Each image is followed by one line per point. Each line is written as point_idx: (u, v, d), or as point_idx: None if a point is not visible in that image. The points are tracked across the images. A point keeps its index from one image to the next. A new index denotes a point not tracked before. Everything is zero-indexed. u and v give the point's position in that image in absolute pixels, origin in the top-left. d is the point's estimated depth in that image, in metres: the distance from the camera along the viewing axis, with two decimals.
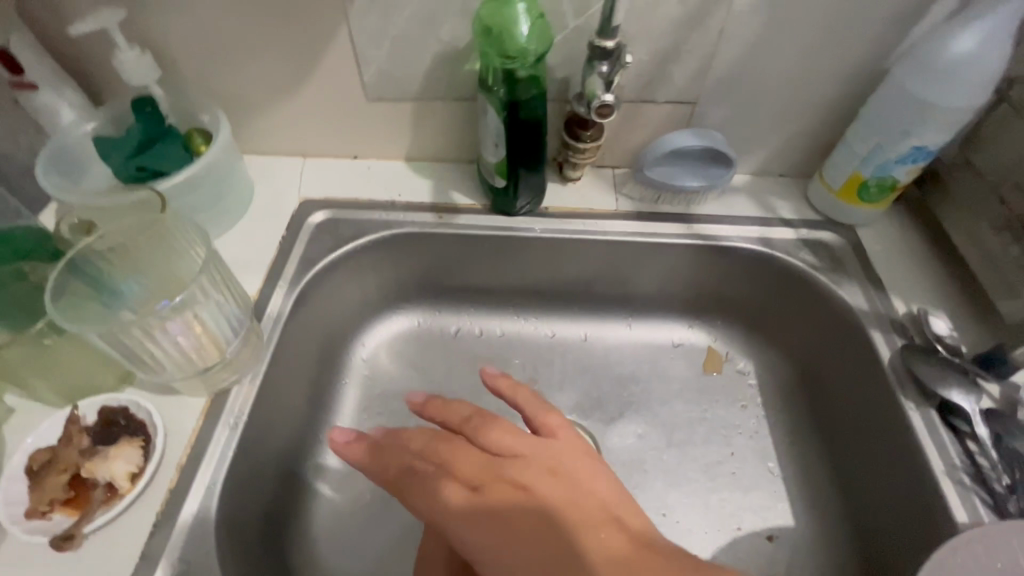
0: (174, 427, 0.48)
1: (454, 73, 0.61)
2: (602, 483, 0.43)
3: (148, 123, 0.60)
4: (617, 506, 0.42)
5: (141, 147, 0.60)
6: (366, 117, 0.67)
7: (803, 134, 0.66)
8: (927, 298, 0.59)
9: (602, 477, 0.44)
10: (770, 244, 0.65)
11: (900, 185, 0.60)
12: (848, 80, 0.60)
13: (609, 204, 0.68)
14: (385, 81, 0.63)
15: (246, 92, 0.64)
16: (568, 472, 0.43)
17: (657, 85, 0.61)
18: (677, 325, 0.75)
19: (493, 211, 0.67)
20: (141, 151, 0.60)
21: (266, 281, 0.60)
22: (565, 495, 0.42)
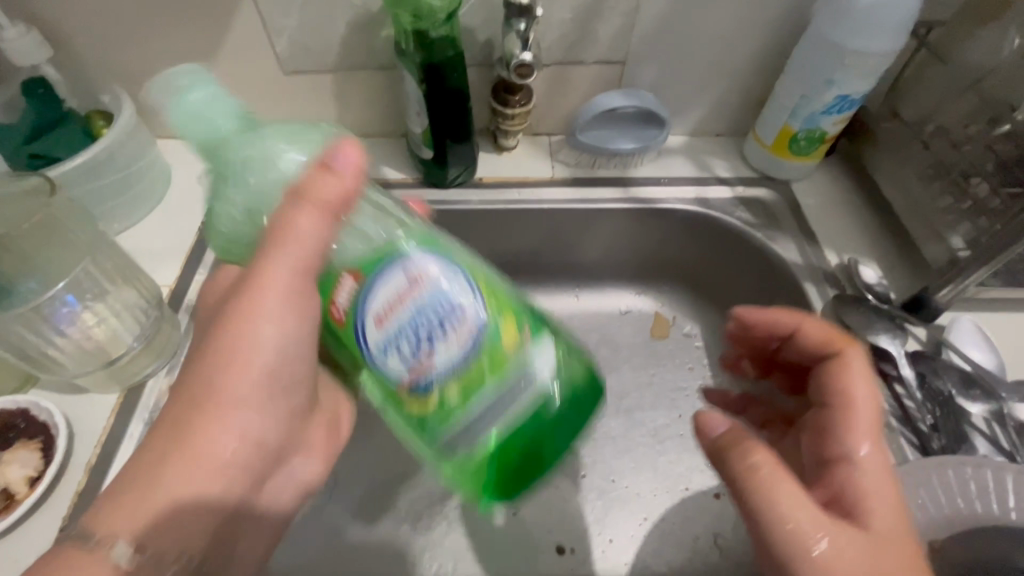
0: (83, 427, 0.45)
1: (372, 40, 0.58)
2: (875, 475, 0.35)
3: (43, 105, 0.55)
4: (859, 429, 0.37)
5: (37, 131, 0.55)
6: (284, 92, 0.64)
7: (735, 91, 0.65)
8: (859, 248, 0.60)
9: (863, 394, 0.39)
10: (707, 203, 0.65)
11: (829, 137, 0.60)
12: (773, 33, 0.59)
13: (545, 172, 0.66)
14: (299, 52, 0.59)
15: (150, 69, 0.60)
16: (849, 392, 0.39)
17: (583, 44, 0.59)
18: (624, 291, 0.74)
19: (426, 184, 0.65)
20: (35, 138, 0.55)
21: (184, 269, 0.56)
22: (843, 416, 0.38)
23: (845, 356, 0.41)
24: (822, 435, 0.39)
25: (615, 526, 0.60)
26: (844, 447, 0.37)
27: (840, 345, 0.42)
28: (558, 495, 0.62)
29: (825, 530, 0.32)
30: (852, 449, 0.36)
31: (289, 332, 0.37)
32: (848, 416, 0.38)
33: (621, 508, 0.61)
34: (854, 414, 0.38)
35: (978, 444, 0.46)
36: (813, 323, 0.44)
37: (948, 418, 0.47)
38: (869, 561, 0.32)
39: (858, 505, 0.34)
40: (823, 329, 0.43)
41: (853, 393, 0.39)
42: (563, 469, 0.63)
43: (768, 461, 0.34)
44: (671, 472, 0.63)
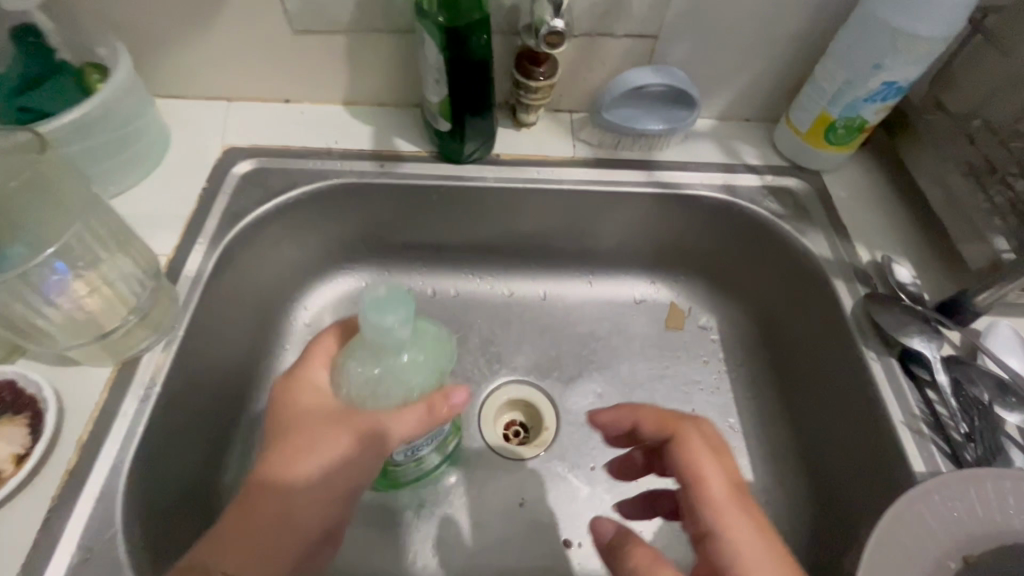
0: (74, 402, 0.43)
1: (389, 1, 0.54)
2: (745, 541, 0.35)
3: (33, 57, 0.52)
4: (711, 494, 0.37)
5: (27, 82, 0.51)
6: (292, 53, 0.60)
7: (769, 74, 0.62)
8: (891, 245, 0.57)
9: (713, 472, 0.39)
10: (733, 191, 0.62)
11: (869, 126, 0.57)
12: (816, 12, 0.55)
13: (566, 151, 0.63)
14: (310, 9, 0.55)
15: (149, 22, 0.56)
16: (700, 472, 0.39)
17: (614, 15, 0.55)
18: (639, 280, 0.72)
19: (440, 159, 0.61)
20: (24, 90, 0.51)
21: (183, 238, 0.53)
22: (694, 483, 0.38)
23: (679, 440, 0.41)
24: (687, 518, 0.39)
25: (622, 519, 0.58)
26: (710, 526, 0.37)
27: (675, 430, 0.42)
28: (565, 487, 0.60)
29: None
30: (714, 521, 0.37)
31: (349, 463, 0.42)
32: (704, 493, 0.38)
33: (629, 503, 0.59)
34: (706, 489, 0.38)
35: (1015, 457, 0.44)
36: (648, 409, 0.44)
37: (985, 427, 0.45)
38: None
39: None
40: (658, 414, 0.44)
41: (702, 474, 0.39)
42: (570, 460, 0.61)
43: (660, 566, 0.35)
44: None
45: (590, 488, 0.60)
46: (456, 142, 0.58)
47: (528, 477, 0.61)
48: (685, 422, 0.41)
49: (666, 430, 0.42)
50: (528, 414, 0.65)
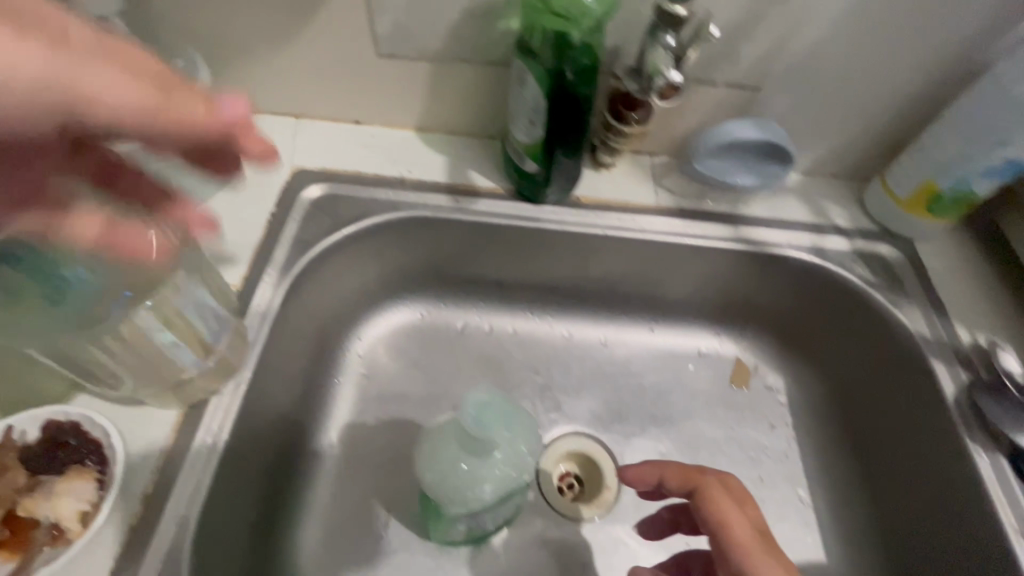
0: (139, 447, 0.40)
1: (486, 33, 0.51)
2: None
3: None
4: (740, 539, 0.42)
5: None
6: (372, 76, 0.57)
7: (869, 134, 0.59)
8: (991, 327, 0.54)
9: (736, 519, 0.43)
10: (822, 254, 0.59)
11: (976, 200, 0.54)
12: (933, 77, 0.53)
13: (647, 198, 0.60)
14: (401, 35, 0.52)
15: (229, 34, 0.53)
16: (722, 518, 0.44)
17: (719, 64, 0.53)
18: (705, 332, 0.69)
19: (517, 198, 0.58)
20: None
21: (252, 268, 0.51)
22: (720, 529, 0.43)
23: (706, 499, 0.45)
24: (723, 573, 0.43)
25: None
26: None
27: (696, 483, 0.47)
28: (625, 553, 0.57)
29: None
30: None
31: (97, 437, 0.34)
32: (729, 539, 0.43)
33: None
34: (730, 535, 0.43)
35: None
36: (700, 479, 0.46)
37: None
38: None
39: None
40: (686, 473, 0.48)
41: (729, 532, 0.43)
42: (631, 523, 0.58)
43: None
44: None
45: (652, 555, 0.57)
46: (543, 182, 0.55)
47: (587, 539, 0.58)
48: (707, 475, 0.46)
49: (689, 485, 0.47)
50: (584, 468, 0.62)
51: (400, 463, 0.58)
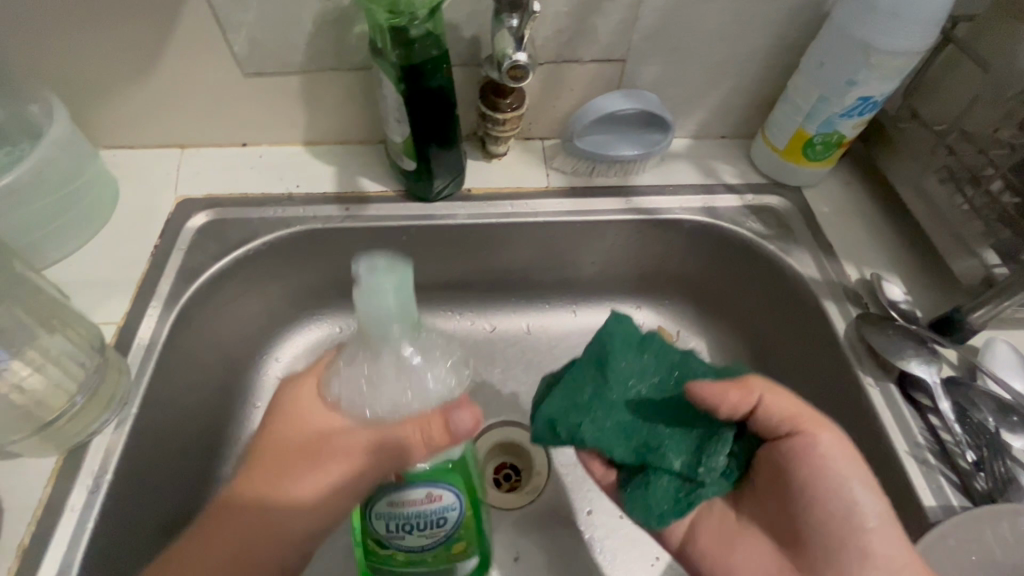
0: (15, 499, 0.39)
1: (344, 39, 0.52)
2: (809, 541, 0.38)
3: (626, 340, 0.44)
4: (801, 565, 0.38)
5: (602, 397, 0.41)
6: (244, 96, 0.56)
7: (743, 91, 0.60)
8: (880, 261, 0.55)
9: (812, 541, 0.38)
10: (714, 213, 0.59)
11: (847, 141, 0.55)
12: (785, 29, 0.54)
13: (539, 181, 0.60)
14: (261, 52, 0.52)
15: (86, 73, 0.52)
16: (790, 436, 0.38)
17: (580, 40, 0.53)
18: (627, 306, 0.67)
19: (409, 198, 0.58)
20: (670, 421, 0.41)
21: (135, 303, 0.50)
22: (813, 516, 0.38)
23: (810, 435, 0.38)
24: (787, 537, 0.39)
25: (623, 568, 0.55)
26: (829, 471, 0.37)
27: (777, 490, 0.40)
28: (560, 536, 0.57)
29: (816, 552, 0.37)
30: (855, 503, 0.37)
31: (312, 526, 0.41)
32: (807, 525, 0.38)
33: (629, 548, 0.56)
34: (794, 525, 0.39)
35: None
36: (713, 387, 0.36)
37: (995, 455, 0.42)
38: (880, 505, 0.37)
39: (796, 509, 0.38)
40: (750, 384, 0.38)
41: (830, 462, 0.37)
42: (565, 506, 0.58)
43: (833, 508, 0.37)
44: None
45: (588, 532, 0.57)
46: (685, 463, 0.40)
47: (519, 528, 0.57)
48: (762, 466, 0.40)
49: (748, 401, 0.37)
50: (518, 457, 0.62)
51: None
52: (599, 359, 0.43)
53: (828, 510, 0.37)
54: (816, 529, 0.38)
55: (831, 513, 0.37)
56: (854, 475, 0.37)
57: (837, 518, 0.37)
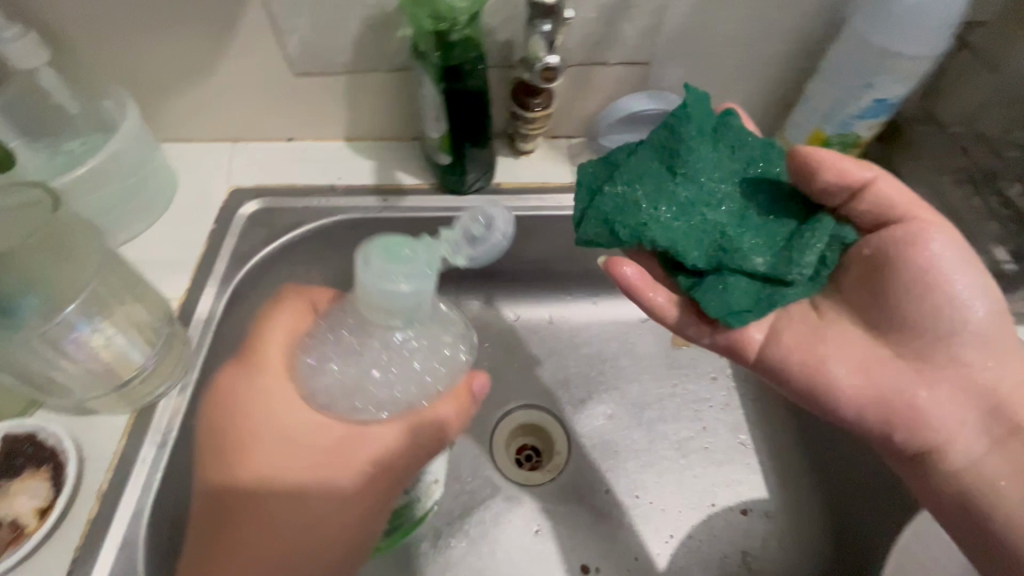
0: (93, 450, 0.44)
1: (387, 41, 0.56)
2: (945, 354, 0.42)
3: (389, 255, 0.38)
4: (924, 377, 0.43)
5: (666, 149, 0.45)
6: (293, 93, 0.61)
7: (762, 94, 0.62)
8: None
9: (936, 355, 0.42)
10: None
11: (862, 142, 0.58)
12: (803, 34, 0.57)
13: (564, 177, 0.64)
14: (311, 53, 0.57)
15: (153, 71, 0.57)
16: (945, 283, 0.41)
17: (607, 44, 0.57)
18: None
19: (441, 191, 0.62)
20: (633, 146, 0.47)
21: (193, 282, 0.55)
22: (937, 311, 0.41)
23: (921, 224, 0.42)
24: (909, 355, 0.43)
25: (638, 544, 0.58)
26: (934, 275, 0.41)
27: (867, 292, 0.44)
28: (577, 513, 0.60)
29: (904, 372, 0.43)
30: (961, 314, 0.41)
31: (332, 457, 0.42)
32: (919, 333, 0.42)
33: (644, 526, 0.59)
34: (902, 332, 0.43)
35: None
36: (824, 157, 0.43)
37: None
38: (990, 319, 0.42)
39: (908, 322, 0.42)
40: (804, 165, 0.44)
41: (936, 258, 0.41)
42: (582, 486, 0.61)
43: (970, 301, 0.41)
44: (695, 488, 0.60)
45: (605, 511, 0.60)
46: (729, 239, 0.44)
47: (540, 504, 0.60)
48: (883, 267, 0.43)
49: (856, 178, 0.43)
50: (539, 439, 0.65)
51: None
52: (667, 146, 0.46)
53: (951, 323, 0.41)
54: (935, 336, 0.42)
55: (926, 312, 0.42)
56: (967, 291, 0.41)
57: (929, 316, 0.42)
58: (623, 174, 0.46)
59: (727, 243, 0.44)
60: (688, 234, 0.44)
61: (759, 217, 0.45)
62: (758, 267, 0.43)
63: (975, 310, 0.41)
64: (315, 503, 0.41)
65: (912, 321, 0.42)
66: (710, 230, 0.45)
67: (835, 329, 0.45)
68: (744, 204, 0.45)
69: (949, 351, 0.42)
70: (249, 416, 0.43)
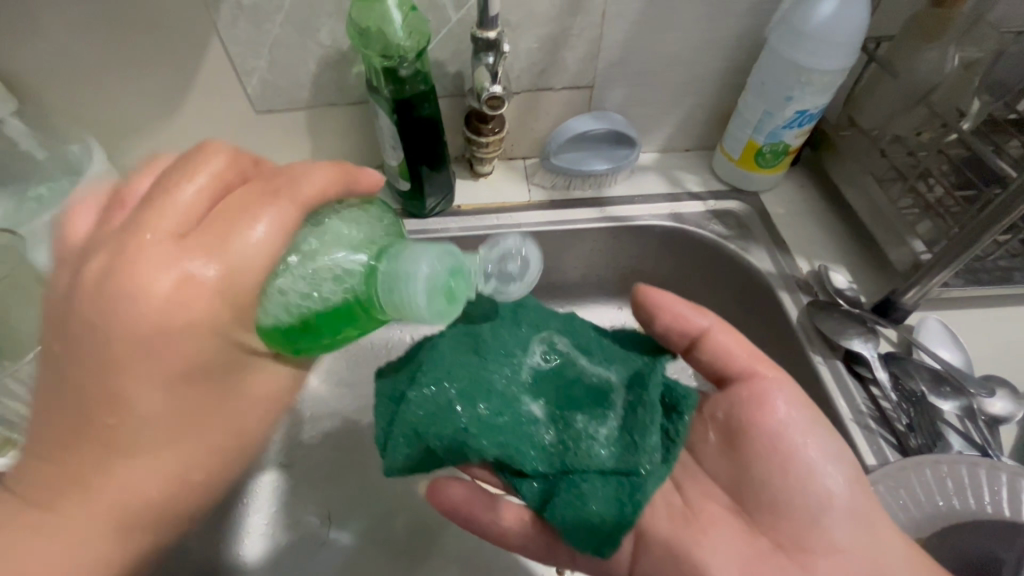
0: None
1: (343, 77, 0.59)
2: (797, 502, 0.42)
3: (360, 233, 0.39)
4: (795, 525, 0.42)
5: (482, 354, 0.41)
6: (255, 129, 0.63)
7: (701, 109, 0.67)
8: (829, 255, 0.61)
9: (796, 500, 0.42)
10: (680, 218, 0.66)
11: (793, 149, 0.62)
12: (731, 53, 0.61)
13: (521, 196, 0.67)
14: (271, 92, 0.60)
15: (117, 116, 0.60)
16: (797, 448, 0.42)
17: (551, 71, 0.61)
18: (610, 307, 0.73)
19: (404, 215, 0.65)
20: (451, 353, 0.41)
21: None
22: (773, 454, 0.43)
23: (762, 376, 0.45)
24: (764, 529, 0.42)
25: None
26: (765, 418, 0.43)
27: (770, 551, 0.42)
28: None
29: (777, 523, 0.42)
30: (804, 442, 0.43)
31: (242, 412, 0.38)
32: (773, 487, 0.42)
33: None
34: (766, 493, 0.43)
35: (953, 441, 0.47)
36: (660, 296, 0.48)
37: (923, 417, 0.48)
38: (832, 443, 0.43)
39: (757, 476, 0.43)
40: (672, 326, 0.47)
41: (773, 397, 0.44)
42: None
43: (800, 427, 0.43)
44: None
45: None
46: (592, 430, 0.41)
47: None
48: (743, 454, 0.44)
49: (700, 321, 0.48)
50: None
51: (337, 473, 0.63)
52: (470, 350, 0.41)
53: (788, 468, 0.42)
54: (795, 516, 0.42)
55: (773, 477, 0.42)
56: (794, 418, 0.43)
57: (774, 484, 0.42)
58: (428, 372, 0.39)
59: (574, 440, 0.40)
60: (511, 432, 0.40)
61: (592, 385, 0.42)
62: (606, 463, 0.40)
63: (833, 493, 0.41)
64: (127, 465, 0.33)
65: (762, 500, 0.43)
66: (527, 433, 0.41)
67: (704, 518, 0.44)
68: (558, 376, 0.42)
69: (797, 498, 0.42)
70: (133, 264, 0.31)
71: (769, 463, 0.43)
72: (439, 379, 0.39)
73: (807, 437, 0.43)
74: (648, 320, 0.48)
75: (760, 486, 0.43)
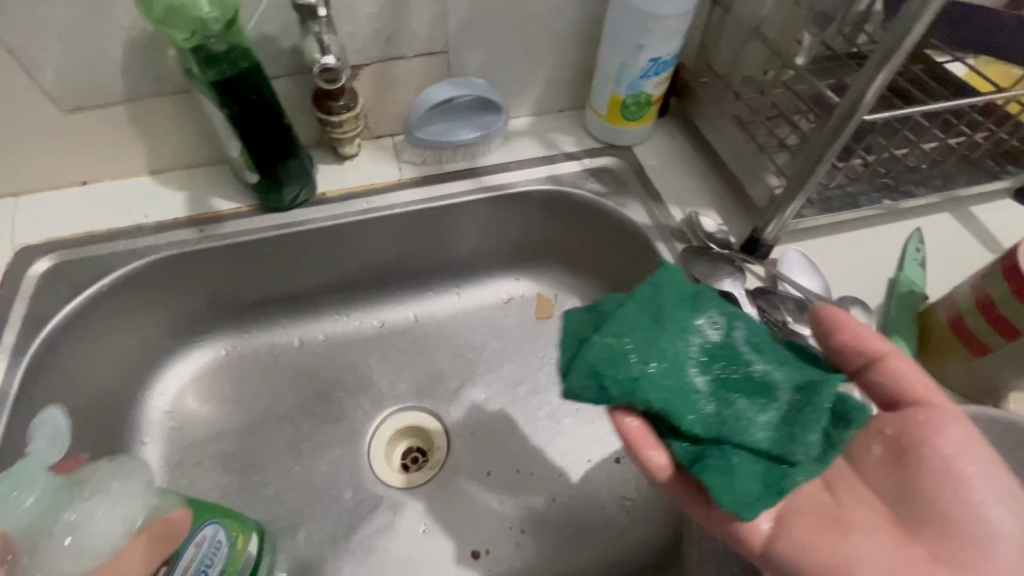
0: None
1: (159, 64, 0.52)
2: (926, 499, 0.38)
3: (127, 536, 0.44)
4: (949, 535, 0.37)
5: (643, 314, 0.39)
6: (67, 133, 0.55)
7: (564, 66, 0.65)
8: (700, 201, 0.63)
9: (932, 492, 0.38)
10: (557, 180, 0.65)
11: (655, 99, 0.62)
12: (583, 5, 0.60)
13: (392, 175, 0.63)
14: (73, 88, 0.52)
15: None
16: (964, 476, 0.37)
17: (398, 38, 0.57)
18: (505, 280, 0.72)
19: (265, 211, 0.60)
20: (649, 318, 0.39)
21: None
22: (928, 457, 0.38)
23: (940, 412, 0.39)
24: (916, 526, 0.38)
25: (524, 517, 0.60)
26: (941, 415, 0.39)
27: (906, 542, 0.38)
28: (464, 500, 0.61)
29: (924, 527, 0.38)
30: (955, 452, 0.38)
31: None
32: (937, 472, 0.38)
33: (527, 497, 0.61)
34: (925, 490, 0.38)
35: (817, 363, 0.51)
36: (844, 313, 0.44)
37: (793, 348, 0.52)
38: (974, 448, 0.38)
39: (929, 475, 0.38)
40: (849, 342, 0.43)
41: (935, 432, 0.39)
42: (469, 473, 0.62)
43: (954, 436, 0.38)
44: (572, 445, 0.63)
45: (489, 494, 0.61)
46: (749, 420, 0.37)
47: (426, 503, 0.61)
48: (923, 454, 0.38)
49: (868, 348, 0.42)
50: (421, 439, 0.66)
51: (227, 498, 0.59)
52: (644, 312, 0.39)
53: (946, 467, 0.38)
54: (945, 515, 0.37)
55: (935, 479, 0.38)
56: (959, 421, 0.39)
57: (941, 488, 0.38)
58: (606, 326, 0.38)
59: (730, 414, 0.37)
60: (679, 393, 0.38)
61: (757, 377, 0.38)
62: (759, 441, 0.37)
63: (989, 513, 0.36)
64: None
65: (918, 503, 0.38)
66: (686, 400, 0.38)
67: (856, 513, 0.40)
68: (717, 348, 0.39)
69: (954, 501, 0.37)
70: None
71: (949, 479, 0.37)
72: (604, 335, 0.38)
73: (955, 427, 0.38)
74: (832, 336, 0.43)
75: (924, 484, 0.38)
